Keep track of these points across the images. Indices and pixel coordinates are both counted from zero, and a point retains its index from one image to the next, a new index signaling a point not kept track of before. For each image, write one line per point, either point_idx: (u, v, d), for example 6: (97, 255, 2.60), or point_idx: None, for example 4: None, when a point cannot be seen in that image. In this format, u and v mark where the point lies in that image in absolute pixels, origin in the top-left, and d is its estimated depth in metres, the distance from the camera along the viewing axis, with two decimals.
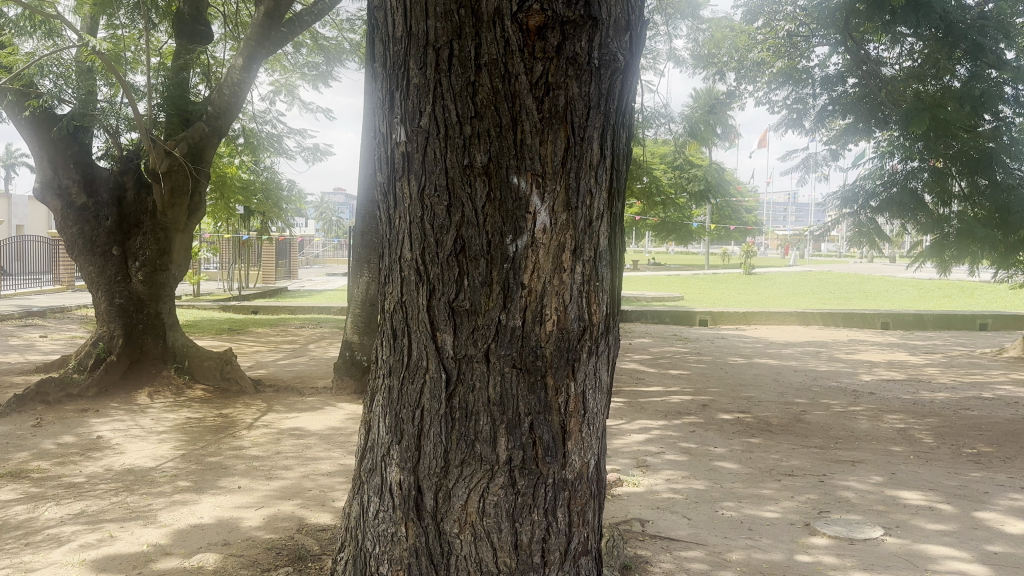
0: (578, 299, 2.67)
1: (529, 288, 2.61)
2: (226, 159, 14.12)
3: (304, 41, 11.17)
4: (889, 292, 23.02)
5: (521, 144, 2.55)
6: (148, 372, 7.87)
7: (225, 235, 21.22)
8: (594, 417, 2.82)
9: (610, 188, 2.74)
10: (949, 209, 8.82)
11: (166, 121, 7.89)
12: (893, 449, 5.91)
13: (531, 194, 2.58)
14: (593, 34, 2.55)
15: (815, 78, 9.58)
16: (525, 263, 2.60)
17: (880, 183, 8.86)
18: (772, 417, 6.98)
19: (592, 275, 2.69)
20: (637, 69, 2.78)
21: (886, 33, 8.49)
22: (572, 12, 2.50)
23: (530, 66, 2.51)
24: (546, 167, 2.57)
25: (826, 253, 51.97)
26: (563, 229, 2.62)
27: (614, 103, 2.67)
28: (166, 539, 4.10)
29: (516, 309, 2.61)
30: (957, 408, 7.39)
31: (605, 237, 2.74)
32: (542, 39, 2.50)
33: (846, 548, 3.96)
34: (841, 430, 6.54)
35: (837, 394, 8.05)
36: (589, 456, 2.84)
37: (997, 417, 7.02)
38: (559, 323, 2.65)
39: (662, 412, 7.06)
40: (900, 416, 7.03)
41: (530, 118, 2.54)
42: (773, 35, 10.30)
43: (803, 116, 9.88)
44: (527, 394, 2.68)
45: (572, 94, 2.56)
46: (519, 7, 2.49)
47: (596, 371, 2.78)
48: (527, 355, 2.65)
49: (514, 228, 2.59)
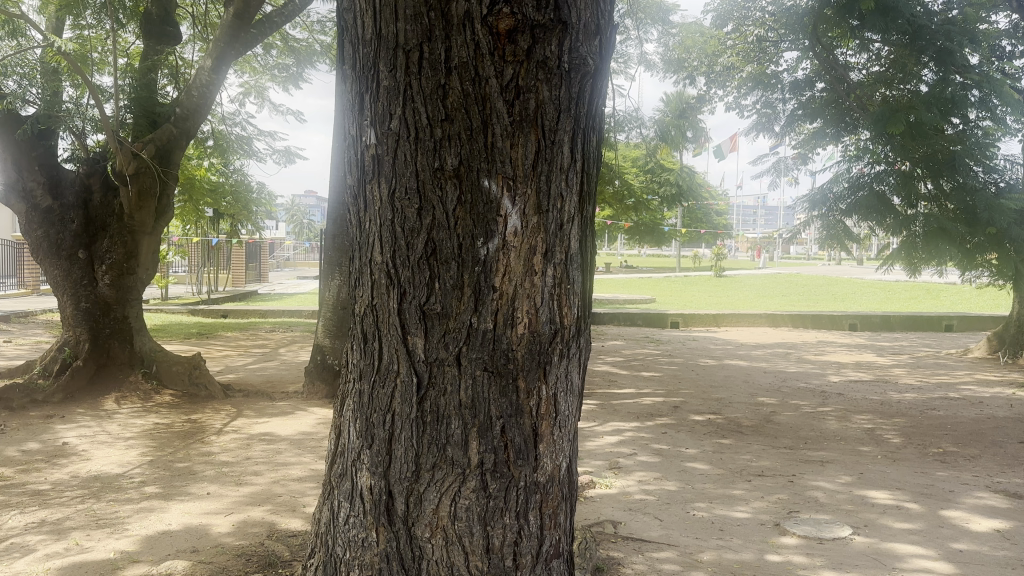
0: (549, 303, 2.67)
1: (500, 291, 2.61)
2: (195, 162, 13.92)
3: (274, 42, 11.06)
4: (856, 293, 23.41)
5: (492, 147, 2.55)
6: (116, 377, 7.74)
7: (194, 238, 20.95)
8: (566, 419, 2.83)
9: (581, 191, 2.74)
10: (915, 209, 8.84)
11: (133, 123, 7.78)
12: (862, 450, 6.00)
13: (502, 198, 2.58)
14: (562, 38, 2.55)
15: (783, 83, 9.73)
16: (496, 266, 2.60)
17: (849, 186, 9.02)
18: (743, 417, 7.06)
19: (563, 277, 2.70)
20: (606, 73, 2.79)
21: (853, 38, 8.66)
22: (542, 15, 2.51)
23: (501, 69, 2.51)
24: (516, 171, 2.58)
25: (794, 258, 52.72)
26: (534, 232, 2.63)
27: (584, 107, 2.68)
28: (134, 546, 4.03)
29: (488, 312, 2.61)
30: (923, 408, 7.53)
31: (576, 239, 2.75)
32: (512, 43, 2.51)
33: (815, 548, 4.01)
34: (810, 430, 6.63)
35: (806, 395, 8.16)
36: (560, 458, 2.84)
37: (962, 417, 7.16)
38: (531, 326, 2.65)
39: (635, 413, 7.10)
40: (867, 417, 7.14)
41: (501, 121, 2.54)
42: (742, 41, 10.49)
43: (773, 120, 10.06)
44: (498, 397, 2.67)
45: (542, 97, 2.56)
46: (490, 10, 2.49)
47: (567, 373, 2.79)
48: (498, 357, 2.64)
49: (486, 231, 2.59)
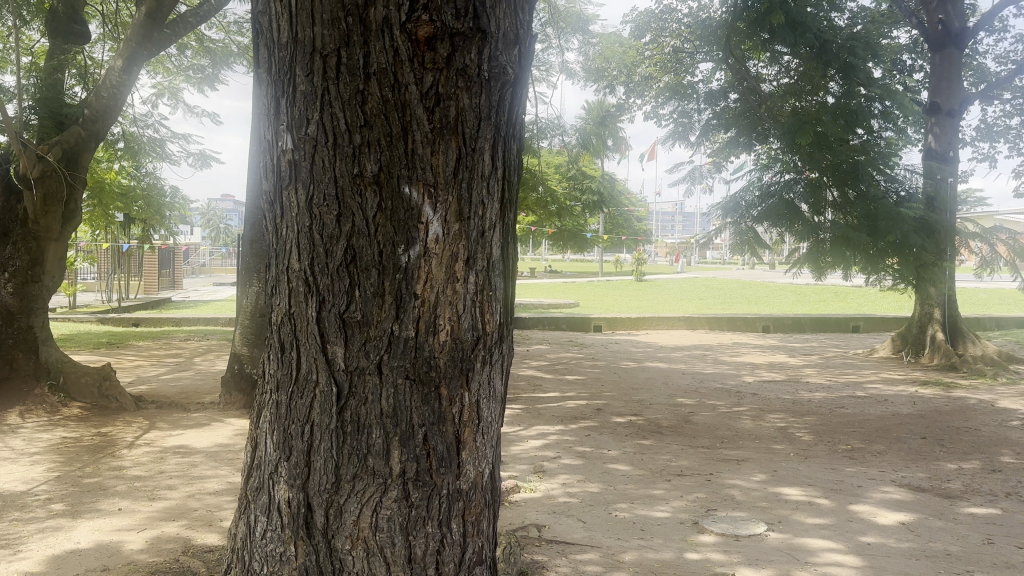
0: (471, 309, 2.68)
1: (422, 299, 2.60)
2: (104, 164, 13.32)
3: (189, 43, 10.72)
4: (770, 296, 24.31)
5: (412, 154, 2.54)
6: (19, 389, 7.31)
7: (102, 243, 20.03)
8: (488, 426, 2.83)
9: (502, 199, 2.76)
10: (823, 216, 9.20)
11: (38, 124, 7.39)
12: (775, 447, 6.24)
13: (422, 205, 2.57)
14: (481, 47, 2.56)
15: (699, 93, 10.06)
16: (417, 274, 2.59)
17: (760, 194, 9.37)
18: (663, 418, 7.23)
19: (485, 284, 2.71)
20: (525, 81, 2.81)
21: (764, 50, 9.02)
22: (461, 24, 2.51)
23: (420, 75, 2.50)
24: (437, 178, 2.57)
25: (711, 263, 54.38)
26: (455, 239, 2.63)
27: (504, 115, 2.69)
28: (38, 567, 3.82)
29: (410, 321, 2.59)
30: (831, 406, 7.88)
31: (498, 246, 2.77)
32: (431, 50, 2.50)
33: (732, 545, 4.14)
34: (727, 429, 6.85)
35: (723, 395, 8.42)
36: (483, 465, 2.84)
37: (868, 414, 7.53)
38: (452, 333, 2.65)
39: (559, 417, 7.17)
40: (780, 415, 7.43)
41: (421, 128, 2.53)
42: (660, 51, 10.86)
43: (688, 130, 10.40)
44: (420, 405, 2.66)
45: (462, 105, 2.57)
46: (408, 16, 2.47)
47: (490, 380, 2.79)
48: (420, 365, 2.63)
49: (407, 238, 2.57)
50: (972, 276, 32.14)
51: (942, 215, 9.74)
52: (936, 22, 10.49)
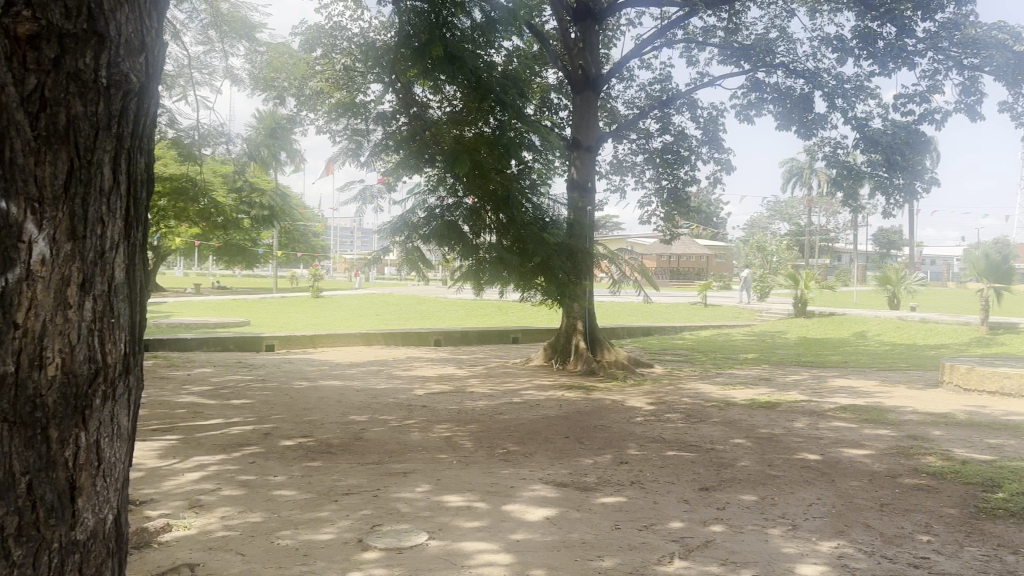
0: (89, 338, 2.38)
1: (23, 328, 2.23)
2: None
3: None
4: (441, 310, 25.53)
5: (9, 163, 2.19)
6: None
7: None
8: (112, 467, 2.53)
9: (127, 218, 2.51)
10: (483, 239, 9.66)
11: None
12: (439, 457, 6.52)
13: (24, 221, 2.22)
14: (100, 51, 2.32)
15: (370, 113, 10.10)
16: (17, 301, 2.22)
17: (426, 215, 9.70)
18: (332, 437, 7.17)
19: (106, 311, 2.43)
20: (155, 93, 2.62)
21: (429, 80, 9.15)
22: (73, 24, 2.25)
23: (22, 76, 2.20)
24: (42, 191, 2.24)
25: (390, 279, 55.53)
26: (66, 261, 2.30)
27: (128, 127, 2.46)
28: None
29: (8, 353, 2.21)
30: (492, 413, 8.49)
31: (123, 269, 2.50)
32: (35, 50, 2.21)
33: (394, 558, 4.22)
34: (395, 443, 7.01)
35: (394, 410, 8.61)
36: (105, 511, 2.53)
37: (522, 418, 8.23)
38: (64, 366, 2.32)
39: (221, 445, 6.72)
40: (445, 425, 7.81)
41: (21, 136, 2.21)
42: (331, 67, 10.97)
43: (359, 150, 10.43)
44: (21, 451, 2.27)
45: (75, 112, 2.28)
46: (5, 11, 2.17)
47: (113, 417, 2.51)
48: (21, 406, 2.25)
49: (3, 260, 2.19)
50: (607, 290, 37.13)
51: (580, 239, 10.90)
52: (577, 67, 11.99)
